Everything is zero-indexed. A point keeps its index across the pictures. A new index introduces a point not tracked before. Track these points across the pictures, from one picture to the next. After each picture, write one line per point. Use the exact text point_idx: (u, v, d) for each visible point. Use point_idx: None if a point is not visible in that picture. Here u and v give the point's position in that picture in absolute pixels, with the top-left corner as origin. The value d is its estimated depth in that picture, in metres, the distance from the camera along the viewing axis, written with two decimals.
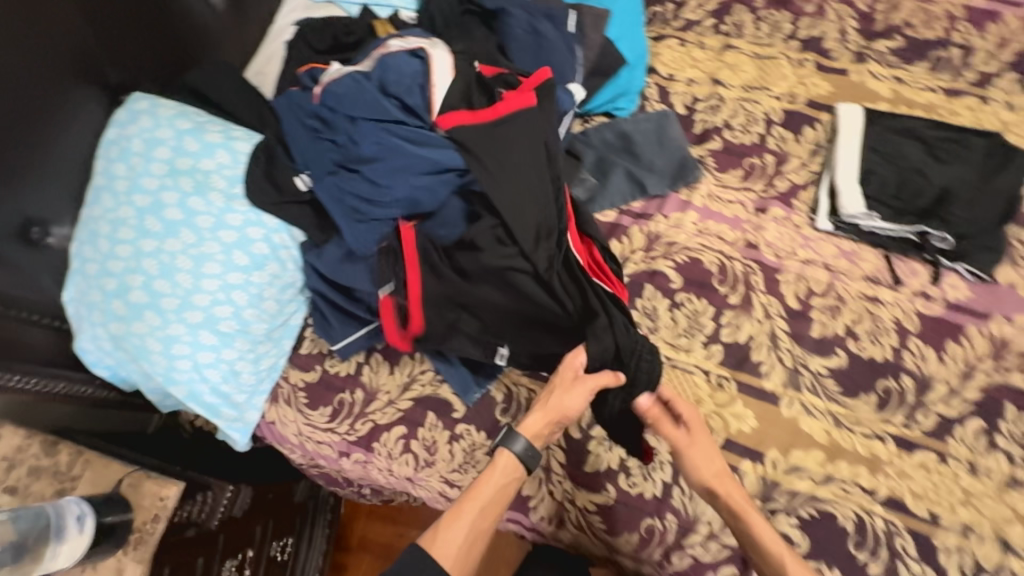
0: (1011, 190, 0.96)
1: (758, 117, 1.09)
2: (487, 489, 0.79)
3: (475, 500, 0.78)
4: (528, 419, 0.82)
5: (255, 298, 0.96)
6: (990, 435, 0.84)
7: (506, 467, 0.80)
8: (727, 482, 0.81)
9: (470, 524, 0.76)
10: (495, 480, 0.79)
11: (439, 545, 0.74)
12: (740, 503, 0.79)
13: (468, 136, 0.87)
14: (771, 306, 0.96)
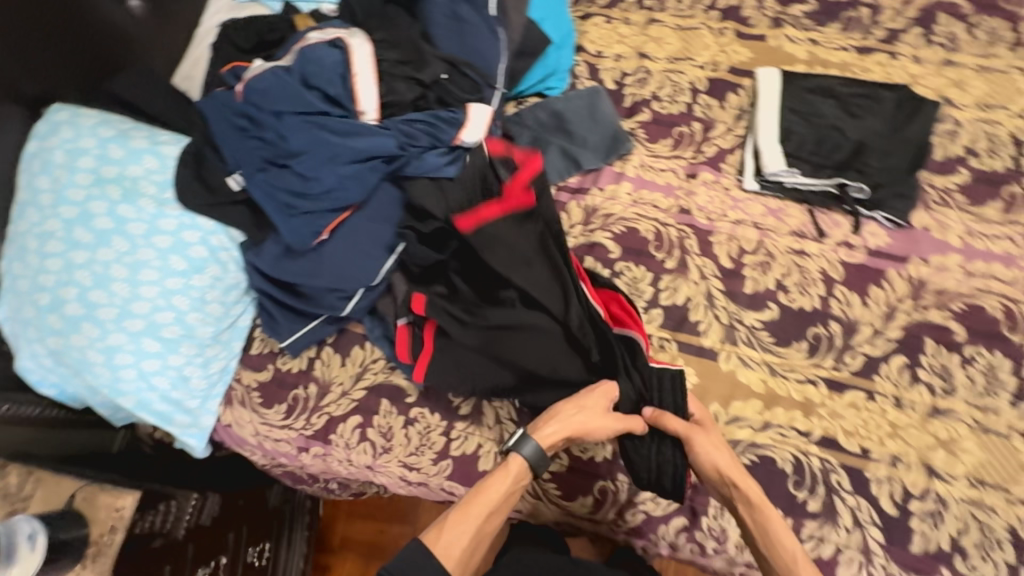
0: (920, 139, 1.01)
1: (684, 87, 1.12)
2: (496, 493, 0.80)
3: (482, 503, 0.80)
4: (547, 429, 0.82)
5: (197, 302, 0.96)
6: (913, 370, 0.89)
7: (517, 474, 0.82)
8: (744, 477, 0.81)
9: (474, 526, 0.78)
10: (504, 484, 0.81)
11: (442, 544, 0.77)
12: (756, 495, 0.79)
13: (490, 231, 0.88)
14: (706, 267, 1.00)
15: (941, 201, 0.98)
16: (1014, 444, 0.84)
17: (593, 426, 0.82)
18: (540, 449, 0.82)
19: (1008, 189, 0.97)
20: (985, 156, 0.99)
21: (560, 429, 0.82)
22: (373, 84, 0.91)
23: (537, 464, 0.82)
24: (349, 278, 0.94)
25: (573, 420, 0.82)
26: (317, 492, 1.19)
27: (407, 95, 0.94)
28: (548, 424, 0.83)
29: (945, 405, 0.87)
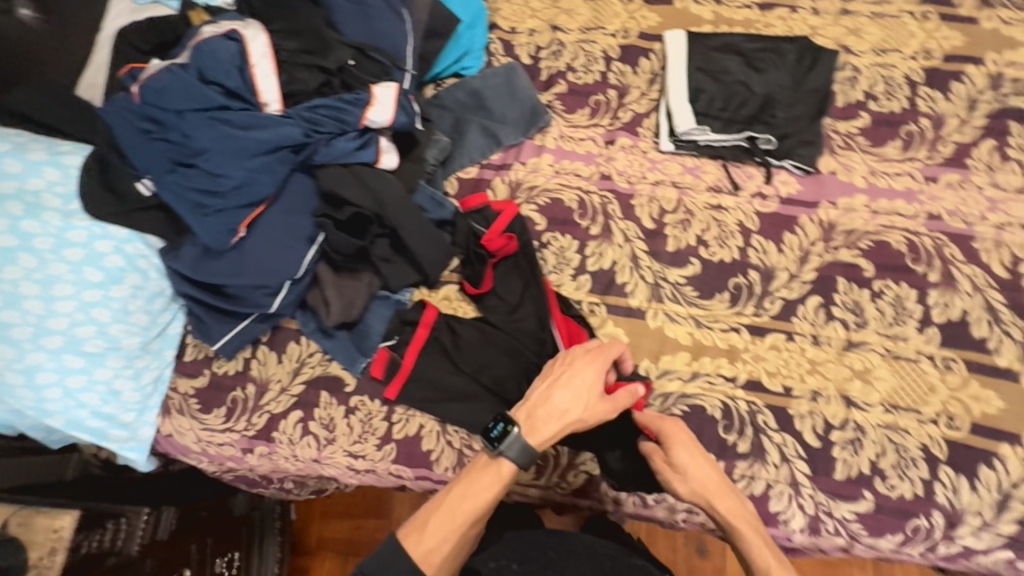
0: (821, 88, 1.04)
1: (597, 56, 1.14)
2: (481, 502, 0.79)
3: (466, 512, 0.78)
4: (545, 431, 0.79)
5: (119, 313, 0.94)
6: (828, 308, 0.93)
7: (504, 477, 0.79)
8: (716, 497, 0.80)
9: (457, 534, 0.78)
10: (490, 490, 0.79)
11: (422, 551, 0.77)
12: (727, 513, 0.79)
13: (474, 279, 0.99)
14: (629, 230, 1.02)
15: (845, 145, 1.02)
16: (923, 367, 0.88)
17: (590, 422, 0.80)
18: (527, 449, 0.78)
19: (905, 128, 1.01)
20: (883, 98, 1.03)
21: (558, 430, 0.79)
22: (273, 73, 0.90)
23: (527, 464, 0.79)
24: (273, 273, 0.93)
25: (568, 416, 0.79)
26: (274, 494, 1.18)
27: (309, 82, 0.93)
28: (547, 425, 0.79)
29: (858, 338, 0.91)
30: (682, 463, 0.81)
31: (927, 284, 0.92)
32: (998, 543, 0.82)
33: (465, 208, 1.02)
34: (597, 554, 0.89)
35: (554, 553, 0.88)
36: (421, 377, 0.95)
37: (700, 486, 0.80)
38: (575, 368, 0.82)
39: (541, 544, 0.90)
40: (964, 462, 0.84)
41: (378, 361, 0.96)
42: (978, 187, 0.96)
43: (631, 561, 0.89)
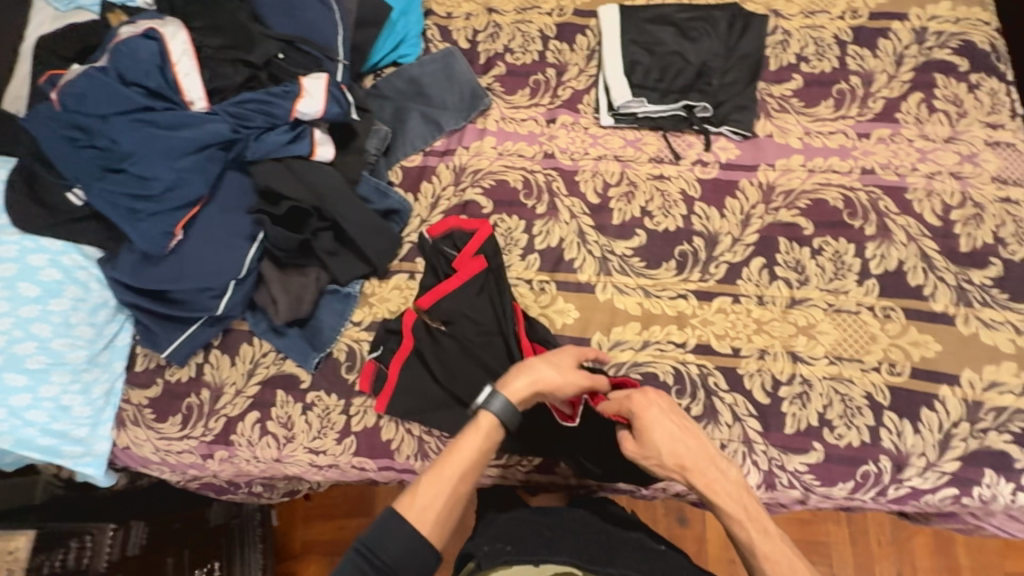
0: (754, 53, 1.05)
1: (534, 36, 1.13)
2: (468, 450, 0.76)
3: (457, 465, 0.74)
4: (517, 382, 0.79)
5: (60, 326, 0.92)
6: (770, 268, 0.95)
7: (488, 431, 0.77)
8: (693, 475, 0.78)
9: (450, 490, 0.72)
10: (477, 443, 0.76)
11: (417, 509, 0.71)
12: (707, 488, 0.77)
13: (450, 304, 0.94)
14: (575, 206, 1.02)
15: (779, 108, 1.03)
16: (863, 318, 0.90)
17: (565, 386, 0.80)
18: (509, 405, 0.78)
19: (837, 87, 1.03)
20: (814, 59, 1.05)
21: (528, 384, 0.79)
22: (195, 69, 0.91)
23: (510, 421, 0.78)
24: (216, 272, 0.93)
25: (540, 371, 0.80)
26: (246, 499, 1.17)
27: (235, 77, 0.94)
28: (519, 377, 0.79)
29: (801, 295, 0.93)
30: (655, 445, 0.79)
31: (864, 238, 0.94)
32: (943, 481, 0.84)
33: (432, 236, 0.99)
34: (591, 530, 0.84)
35: (548, 531, 0.83)
36: (406, 388, 0.94)
37: (674, 465, 0.78)
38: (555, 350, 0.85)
39: (533, 524, 0.84)
40: (907, 406, 0.86)
41: (365, 373, 0.95)
42: (908, 139, 0.98)
43: (625, 534, 0.84)
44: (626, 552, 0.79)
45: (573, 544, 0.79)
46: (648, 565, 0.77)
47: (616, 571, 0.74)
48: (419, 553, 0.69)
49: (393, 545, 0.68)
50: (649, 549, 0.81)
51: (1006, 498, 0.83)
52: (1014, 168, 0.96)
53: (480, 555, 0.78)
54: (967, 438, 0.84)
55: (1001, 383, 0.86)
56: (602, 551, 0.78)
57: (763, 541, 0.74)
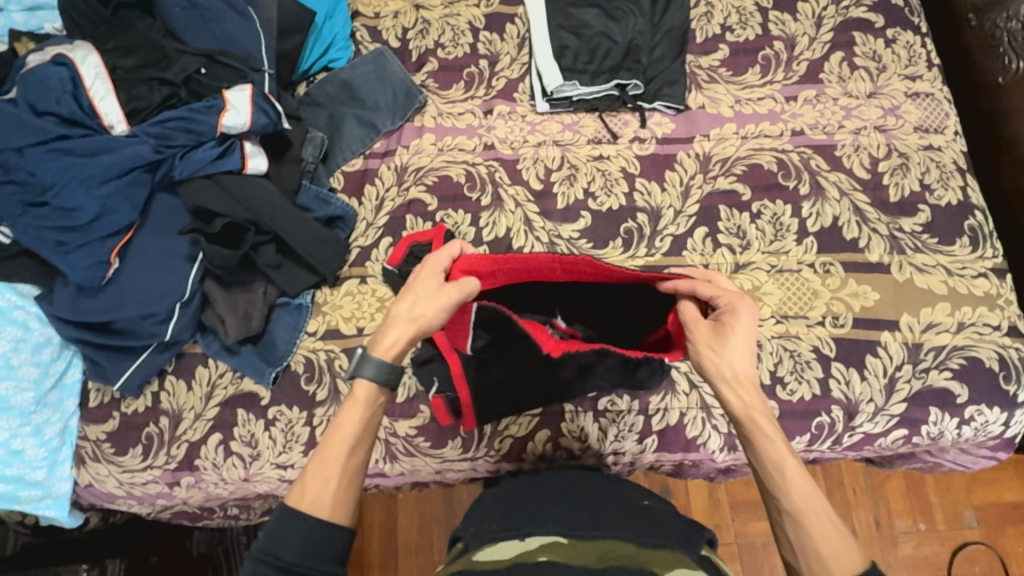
0: (679, 27, 1.06)
1: (463, 29, 1.12)
2: (350, 422, 0.68)
3: (342, 441, 0.67)
4: (387, 338, 0.72)
5: (2, 369, 0.91)
6: (713, 236, 0.97)
7: (367, 399, 0.69)
8: (742, 389, 0.69)
9: (340, 467, 0.66)
10: (358, 414, 0.69)
11: (310, 499, 0.64)
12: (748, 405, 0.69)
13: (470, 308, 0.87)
14: (519, 195, 1.02)
15: (709, 79, 1.05)
16: (805, 276, 0.93)
17: (432, 322, 0.73)
18: (385, 365, 0.71)
19: (762, 54, 1.05)
20: (738, 28, 1.07)
21: (399, 335, 0.72)
22: (111, 92, 0.89)
23: (387, 381, 0.70)
24: (156, 299, 0.91)
25: (407, 316, 0.73)
26: (224, 523, 1.15)
27: (153, 96, 0.92)
28: (388, 333, 0.72)
29: (744, 260, 0.95)
30: (730, 345, 0.70)
31: (799, 198, 0.97)
32: (892, 424, 0.88)
33: (393, 264, 0.97)
34: (578, 496, 0.79)
35: (534, 504, 0.78)
36: (484, 393, 0.89)
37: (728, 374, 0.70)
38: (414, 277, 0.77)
39: (519, 500, 0.79)
40: (853, 355, 0.89)
41: (439, 408, 0.91)
42: (833, 99, 1.01)
43: (611, 493, 0.80)
44: (613, 513, 0.74)
45: (560, 513, 0.74)
46: (635, 524, 0.72)
47: (603, 534, 0.69)
48: (322, 540, 0.62)
49: (290, 543, 0.61)
50: (636, 508, 0.76)
51: (951, 432, 0.87)
52: (934, 117, 0.99)
53: (467, 538, 0.73)
54: (910, 379, 0.88)
55: (937, 324, 0.89)
56: (588, 516, 0.73)
57: (790, 475, 0.65)
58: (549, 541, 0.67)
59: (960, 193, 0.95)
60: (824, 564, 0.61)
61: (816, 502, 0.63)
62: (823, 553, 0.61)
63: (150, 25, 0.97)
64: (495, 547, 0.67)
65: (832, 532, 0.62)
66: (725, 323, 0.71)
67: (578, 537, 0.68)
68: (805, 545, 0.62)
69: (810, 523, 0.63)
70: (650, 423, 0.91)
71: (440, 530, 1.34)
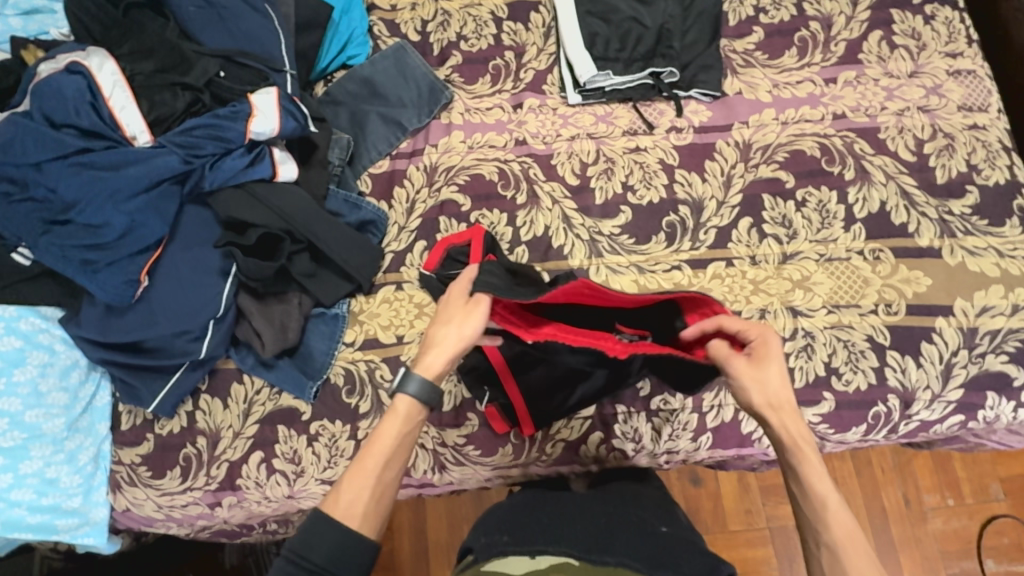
0: (712, 10, 1.02)
1: (486, 19, 1.08)
2: (388, 436, 0.71)
3: (377, 453, 0.69)
4: (431, 359, 0.74)
5: (31, 398, 0.86)
6: (758, 227, 0.94)
7: (408, 413, 0.72)
8: (789, 417, 0.70)
9: (375, 477, 0.68)
10: (396, 428, 0.71)
11: (343, 507, 0.66)
12: (796, 434, 0.69)
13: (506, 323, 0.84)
14: (555, 191, 0.99)
15: (745, 63, 1.02)
16: (854, 263, 0.91)
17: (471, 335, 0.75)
18: (428, 384, 0.73)
19: (798, 35, 1.02)
20: (771, 9, 1.03)
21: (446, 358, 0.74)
22: (131, 101, 0.85)
23: (427, 397, 0.73)
24: (190, 315, 0.87)
25: (449, 339, 0.75)
26: (261, 538, 1.12)
27: (175, 103, 0.88)
28: (433, 354, 0.74)
29: (792, 249, 0.93)
30: (768, 377, 0.71)
31: (844, 183, 0.94)
32: (949, 410, 0.87)
33: (431, 269, 0.94)
34: (590, 517, 0.75)
35: (547, 519, 0.75)
36: (535, 396, 0.87)
37: (774, 402, 0.71)
38: (444, 300, 0.79)
39: (532, 513, 0.77)
40: (907, 342, 0.88)
41: (493, 416, 0.90)
42: (874, 79, 0.99)
43: (626, 514, 0.77)
44: (627, 538, 0.70)
45: (572, 533, 0.71)
46: (649, 553, 0.68)
47: (615, 560, 0.65)
48: (350, 547, 0.63)
49: (321, 545, 0.62)
50: (652, 534, 0.73)
51: (1008, 415, 0.86)
52: (977, 95, 0.97)
53: (477, 549, 0.72)
54: (966, 364, 0.87)
55: (991, 307, 0.88)
56: (603, 537, 0.70)
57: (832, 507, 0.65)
58: (559, 563, 0.64)
59: (1007, 172, 0.93)
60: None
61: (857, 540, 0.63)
62: None
63: (162, 27, 0.93)
64: (504, 560, 0.67)
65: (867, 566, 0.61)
66: (760, 356, 0.73)
67: (590, 561, 0.65)
68: None
69: (848, 556, 0.62)
70: (705, 421, 0.89)
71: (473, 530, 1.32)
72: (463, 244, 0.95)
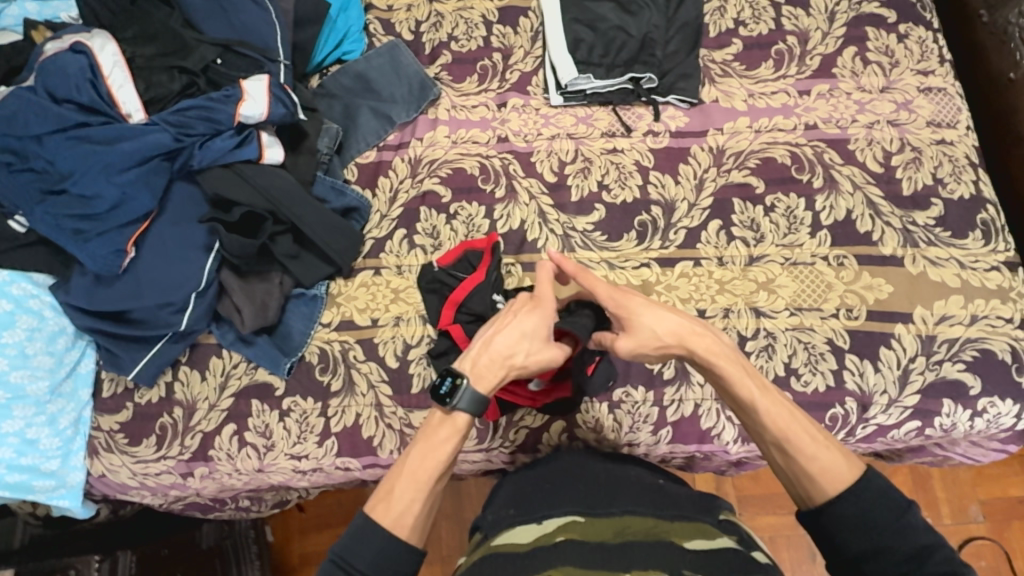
0: (693, 21, 1.06)
1: (477, 22, 1.12)
2: (443, 451, 0.72)
3: (431, 467, 0.71)
4: (489, 377, 0.74)
5: (17, 358, 0.90)
6: (727, 229, 0.97)
7: (463, 428, 0.73)
8: (694, 336, 0.73)
9: (426, 492, 0.70)
10: (450, 442, 0.72)
11: (393, 516, 0.68)
12: (708, 355, 0.72)
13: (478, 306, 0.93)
14: (533, 187, 1.02)
15: (723, 73, 1.05)
16: (818, 268, 0.94)
17: (528, 365, 0.76)
18: (481, 397, 0.73)
19: (775, 48, 1.05)
20: (751, 23, 1.07)
21: (501, 373, 0.74)
22: (129, 81, 0.90)
23: (484, 411, 0.74)
24: (173, 288, 0.91)
25: (507, 357, 0.74)
26: (234, 516, 1.14)
27: (170, 85, 0.93)
28: (490, 371, 0.74)
29: (759, 252, 0.95)
30: (646, 324, 0.74)
31: (813, 191, 0.97)
32: (906, 416, 0.88)
33: (443, 265, 0.97)
34: (588, 472, 0.78)
35: (548, 483, 0.78)
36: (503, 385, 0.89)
37: (672, 339, 0.73)
38: (523, 312, 0.77)
39: (532, 479, 0.79)
40: (866, 347, 0.90)
41: None
42: (846, 93, 1.02)
43: (625, 471, 0.79)
44: (628, 489, 0.74)
45: (572, 492, 0.74)
46: (649, 497, 0.72)
47: (620, 510, 0.69)
48: (398, 556, 0.67)
49: (366, 551, 0.66)
50: (650, 482, 0.76)
51: (964, 424, 0.88)
52: (946, 112, 1.00)
53: (485, 525, 0.74)
54: (924, 371, 0.88)
55: (951, 316, 0.90)
56: (604, 492, 0.74)
57: (761, 401, 0.70)
58: (566, 521, 0.68)
59: (972, 186, 0.96)
60: (816, 480, 0.66)
61: (793, 424, 0.69)
62: (813, 471, 0.66)
63: (168, 15, 0.98)
64: (514, 531, 0.69)
65: (815, 448, 0.67)
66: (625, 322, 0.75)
67: (595, 515, 0.69)
68: (799, 471, 0.67)
69: (794, 446, 0.68)
70: (665, 414, 0.92)
71: (447, 526, 1.31)
72: (479, 250, 0.97)
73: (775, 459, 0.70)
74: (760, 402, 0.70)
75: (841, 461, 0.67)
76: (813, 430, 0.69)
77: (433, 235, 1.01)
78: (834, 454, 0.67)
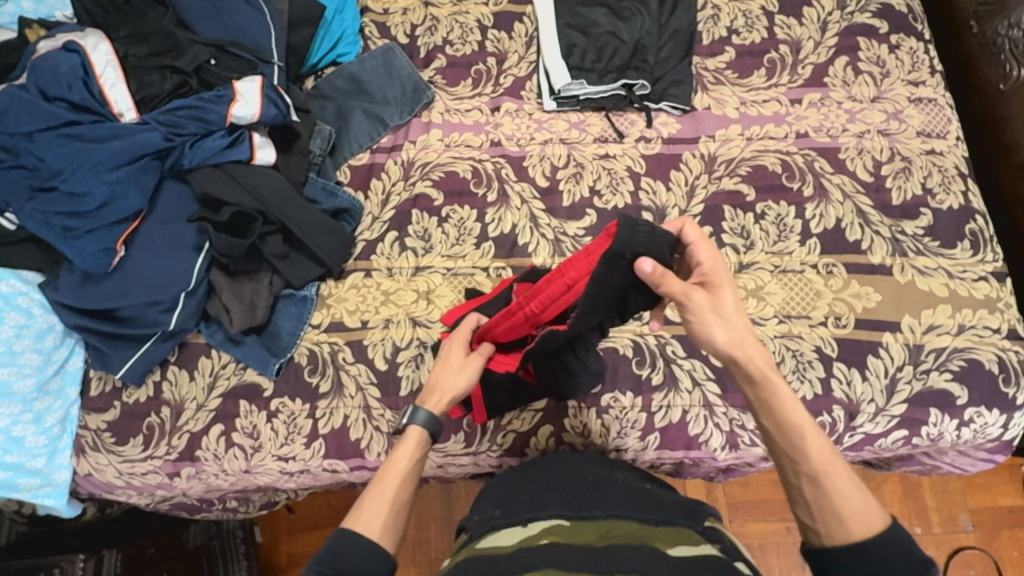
0: (685, 28, 1.07)
1: (472, 26, 1.13)
2: (403, 459, 0.72)
3: (395, 474, 0.71)
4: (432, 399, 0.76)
5: (5, 355, 0.89)
6: (717, 236, 0.97)
7: (419, 439, 0.73)
8: (754, 351, 0.66)
9: (393, 495, 0.69)
10: (410, 453, 0.72)
11: (363, 520, 0.66)
12: (766, 367, 0.66)
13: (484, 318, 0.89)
14: (525, 191, 1.03)
15: (715, 80, 1.06)
16: (807, 276, 0.94)
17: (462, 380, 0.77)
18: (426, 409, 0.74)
19: (767, 57, 1.06)
20: (743, 31, 1.08)
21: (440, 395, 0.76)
22: (121, 80, 0.90)
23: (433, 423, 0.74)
24: (162, 287, 0.91)
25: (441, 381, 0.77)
26: (222, 517, 1.14)
27: (163, 85, 0.93)
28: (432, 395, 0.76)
29: (748, 260, 0.96)
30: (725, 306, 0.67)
31: (803, 200, 0.97)
32: (893, 424, 0.89)
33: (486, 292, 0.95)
34: (576, 477, 0.78)
35: (536, 487, 0.77)
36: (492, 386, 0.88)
37: (729, 350, 0.66)
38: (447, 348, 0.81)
39: (519, 482, 0.79)
40: (854, 355, 0.90)
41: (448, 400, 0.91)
42: (837, 102, 1.02)
43: (613, 475, 0.79)
44: (614, 492, 0.74)
45: (559, 495, 0.74)
46: (635, 502, 0.72)
47: (605, 514, 0.69)
48: (372, 561, 0.64)
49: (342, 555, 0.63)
50: (637, 487, 0.76)
51: (950, 433, 0.88)
52: (937, 122, 1.00)
53: (471, 526, 0.74)
54: (911, 380, 0.88)
55: (938, 326, 0.90)
56: (589, 494, 0.74)
57: (808, 430, 0.65)
58: (551, 525, 0.67)
59: (961, 197, 0.96)
60: (844, 522, 0.63)
61: (835, 460, 0.65)
62: (844, 512, 0.63)
63: (161, 15, 0.99)
64: (499, 534, 0.68)
65: (849, 488, 0.64)
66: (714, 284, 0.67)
67: (579, 518, 0.69)
68: (828, 509, 0.63)
69: (828, 481, 0.64)
70: (653, 420, 0.92)
71: (437, 529, 1.30)
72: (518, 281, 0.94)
73: (798, 491, 0.66)
74: (807, 432, 0.65)
75: (873, 507, 0.63)
76: (848, 469, 0.66)
77: (424, 238, 1.01)
78: (866, 500, 0.63)
